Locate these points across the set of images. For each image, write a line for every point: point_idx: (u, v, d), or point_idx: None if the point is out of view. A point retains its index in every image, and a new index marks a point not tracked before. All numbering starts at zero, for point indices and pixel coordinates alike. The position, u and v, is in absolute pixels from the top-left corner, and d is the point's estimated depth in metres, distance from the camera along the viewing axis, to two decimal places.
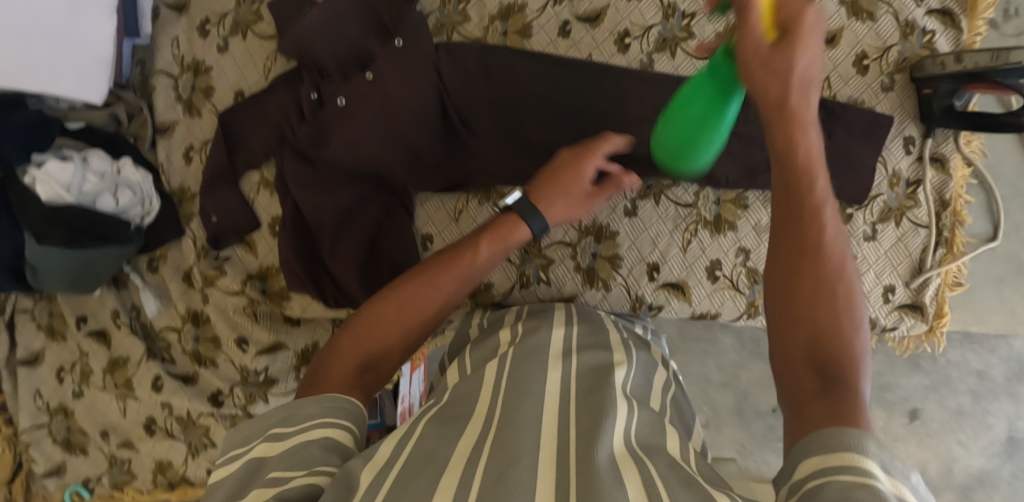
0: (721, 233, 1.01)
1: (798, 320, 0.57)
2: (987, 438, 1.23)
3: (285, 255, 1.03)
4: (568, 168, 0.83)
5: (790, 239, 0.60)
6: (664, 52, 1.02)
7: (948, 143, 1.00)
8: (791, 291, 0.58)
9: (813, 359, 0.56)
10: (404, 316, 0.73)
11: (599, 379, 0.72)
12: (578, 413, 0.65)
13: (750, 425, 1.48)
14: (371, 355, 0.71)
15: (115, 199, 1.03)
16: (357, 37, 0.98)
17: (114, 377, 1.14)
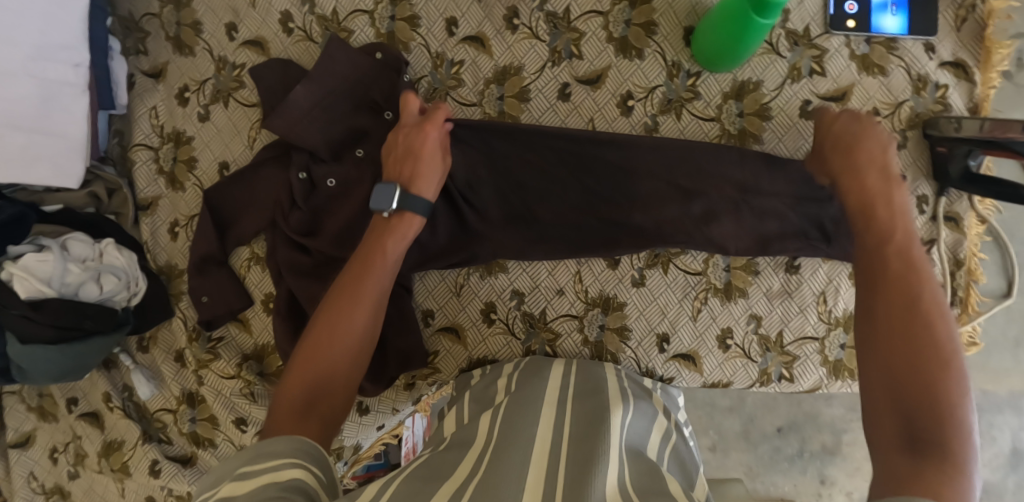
0: (731, 300, 0.98)
1: (896, 375, 0.63)
2: (992, 452, 1.21)
3: (281, 340, 0.99)
4: (409, 144, 0.89)
5: (883, 306, 0.68)
6: (669, 114, 0.97)
7: (962, 201, 0.97)
8: (885, 345, 0.65)
9: (907, 426, 0.60)
10: (332, 341, 0.78)
11: (587, 440, 0.75)
12: (561, 491, 0.66)
13: (757, 448, 1.47)
14: (307, 395, 0.75)
15: (99, 287, 0.97)
16: (347, 114, 0.96)
17: (109, 461, 1.10)
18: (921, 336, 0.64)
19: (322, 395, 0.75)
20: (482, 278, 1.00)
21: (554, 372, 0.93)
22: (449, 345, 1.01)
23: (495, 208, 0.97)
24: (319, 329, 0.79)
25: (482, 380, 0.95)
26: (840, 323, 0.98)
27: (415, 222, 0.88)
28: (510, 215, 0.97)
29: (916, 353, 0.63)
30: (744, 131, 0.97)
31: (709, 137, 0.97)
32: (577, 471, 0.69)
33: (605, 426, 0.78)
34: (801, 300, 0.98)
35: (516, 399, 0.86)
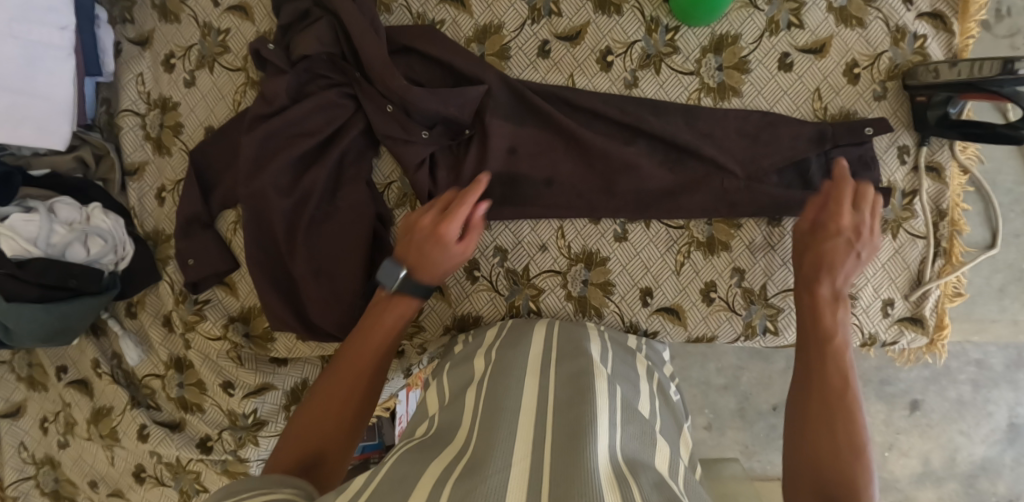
0: (714, 254, 0.98)
1: (820, 432, 0.76)
2: (988, 426, 1.29)
3: (265, 297, 0.99)
4: (432, 232, 0.87)
5: (806, 429, 0.77)
6: (648, 69, 0.98)
7: (944, 150, 0.97)
8: (812, 407, 0.78)
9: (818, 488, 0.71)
10: (348, 395, 0.80)
11: (571, 409, 0.74)
12: (553, 450, 0.66)
13: (752, 426, 1.47)
14: (336, 437, 0.77)
15: (86, 248, 0.99)
16: (334, 110, 0.98)
17: (98, 428, 1.10)
18: (835, 404, 0.77)
19: (326, 448, 0.77)
20: None
21: (538, 334, 0.93)
22: (433, 303, 1.02)
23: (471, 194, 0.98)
24: (317, 397, 0.80)
25: (469, 348, 0.95)
26: None
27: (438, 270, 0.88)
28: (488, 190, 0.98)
29: (822, 436, 0.75)
30: (724, 85, 0.98)
31: (689, 91, 0.98)
32: (565, 436, 0.68)
33: (591, 388, 0.77)
34: (784, 252, 0.97)
35: (494, 373, 0.84)
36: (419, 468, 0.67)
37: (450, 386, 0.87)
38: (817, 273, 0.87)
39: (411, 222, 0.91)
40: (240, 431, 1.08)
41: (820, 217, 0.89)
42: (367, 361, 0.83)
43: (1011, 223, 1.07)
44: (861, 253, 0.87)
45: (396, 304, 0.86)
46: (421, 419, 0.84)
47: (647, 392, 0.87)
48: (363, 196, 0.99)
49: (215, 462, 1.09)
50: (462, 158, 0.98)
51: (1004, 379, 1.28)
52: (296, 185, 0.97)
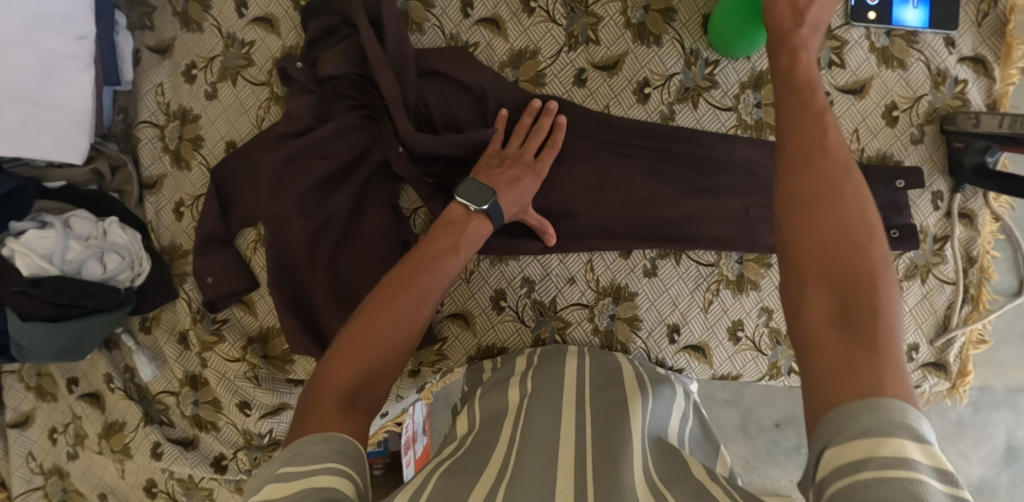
0: (743, 293, 0.97)
1: (821, 267, 0.58)
2: (987, 448, 1.30)
3: (285, 319, 0.97)
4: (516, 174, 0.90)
5: (815, 245, 0.59)
6: (685, 103, 0.96)
7: (977, 198, 0.97)
8: (800, 204, 0.61)
9: (841, 315, 0.56)
10: (396, 327, 0.71)
11: (609, 440, 0.73)
12: (594, 481, 0.65)
13: (754, 440, 1.47)
14: (368, 363, 0.68)
15: (102, 265, 0.96)
16: (355, 135, 0.96)
17: (109, 443, 1.08)
18: (839, 244, 0.58)
19: (370, 385, 0.68)
20: (493, 265, 0.99)
21: (570, 365, 0.91)
22: (457, 331, 1.00)
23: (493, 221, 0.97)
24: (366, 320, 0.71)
25: (498, 375, 0.92)
26: None
27: (486, 231, 0.85)
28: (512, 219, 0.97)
29: (839, 269, 0.58)
30: (762, 122, 0.96)
31: (726, 127, 0.96)
32: (607, 472, 0.67)
33: (629, 423, 0.76)
34: None
35: (532, 402, 0.82)
36: (462, 492, 0.65)
37: (480, 404, 0.85)
38: (808, 70, 0.70)
39: (498, 158, 0.91)
40: (256, 451, 1.07)
41: (772, 18, 0.74)
42: (420, 295, 0.74)
43: None
44: (812, 21, 0.74)
45: (461, 237, 0.82)
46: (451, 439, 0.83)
47: (681, 417, 0.85)
48: (387, 224, 0.97)
49: (228, 481, 1.08)
50: None
51: (1005, 403, 1.29)
52: (320, 209, 0.96)
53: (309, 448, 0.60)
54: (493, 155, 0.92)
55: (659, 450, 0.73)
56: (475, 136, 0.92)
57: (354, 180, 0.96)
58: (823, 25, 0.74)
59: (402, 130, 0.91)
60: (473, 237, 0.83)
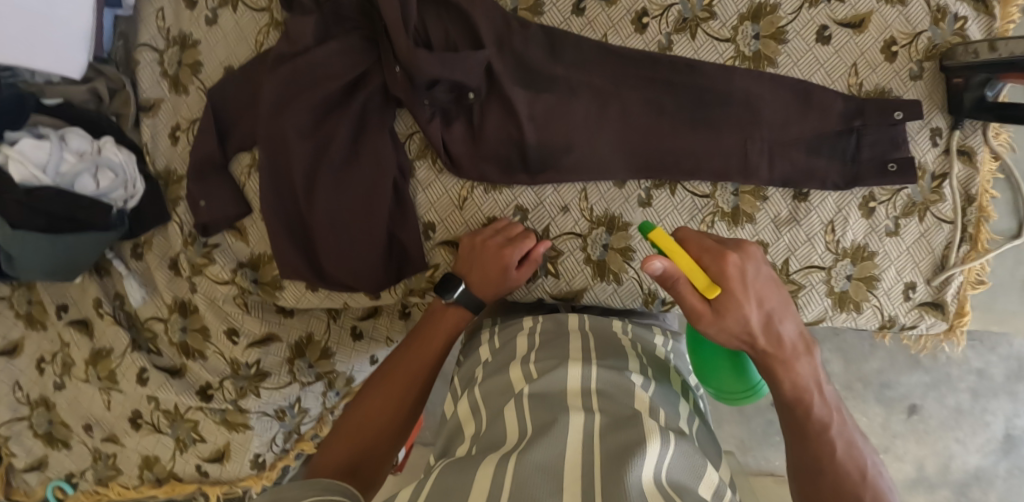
0: (738, 225, 0.96)
1: (808, 436, 0.77)
2: (984, 436, 1.33)
3: (279, 242, 0.97)
4: (490, 258, 0.92)
5: (797, 428, 0.78)
6: (683, 33, 0.95)
7: (977, 135, 0.96)
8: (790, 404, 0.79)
9: (831, 473, 0.75)
10: (387, 409, 0.85)
11: (623, 418, 0.72)
12: (604, 452, 0.65)
13: (751, 421, 1.45)
14: (369, 433, 0.82)
15: (96, 181, 0.96)
16: (354, 56, 0.93)
17: (97, 369, 1.08)
18: (814, 421, 0.77)
19: (366, 458, 0.80)
20: (486, 192, 0.98)
21: (575, 343, 0.88)
22: (449, 258, 1.00)
23: (489, 145, 0.96)
24: (351, 425, 0.83)
25: (498, 360, 0.90)
26: (847, 254, 0.97)
27: (464, 316, 0.92)
28: (507, 145, 0.96)
29: (819, 440, 0.77)
30: (759, 54, 0.95)
31: (724, 58, 0.95)
32: (614, 461, 0.63)
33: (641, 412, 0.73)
34: (809, 228, 0.96)
35: (538, 390, 0.77)
36: (467, 480, 0.64)
37: (484, 395, 0.82)
38: (729, 274, 0.77)
39: (472, 247, 0.95)
40: (242, 381, 1.07)
41: (731, 341, 0.78)
42: (409, 385, 0.87)
43: None
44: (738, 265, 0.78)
45: (441, 319, 0.92)
46: (457, 432, 0.81)
47: (685, 412, 0.82)
48: (384, 146, 0.95)
49: (215, 411, 1.08)
50: (482, 115, 0.96)
51: (1004, 391, 1.30)
52: (318, 129, 0.94)
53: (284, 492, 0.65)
54: (461, 262, 0.95)
55: (670, 435, 0.69)
56: (476, 59, 0.92)
57: (352, 101, 0.94)
58: (776, 309, 0.79)
59: (402, 49, 0.90)
60: (456, 324, 0.92)
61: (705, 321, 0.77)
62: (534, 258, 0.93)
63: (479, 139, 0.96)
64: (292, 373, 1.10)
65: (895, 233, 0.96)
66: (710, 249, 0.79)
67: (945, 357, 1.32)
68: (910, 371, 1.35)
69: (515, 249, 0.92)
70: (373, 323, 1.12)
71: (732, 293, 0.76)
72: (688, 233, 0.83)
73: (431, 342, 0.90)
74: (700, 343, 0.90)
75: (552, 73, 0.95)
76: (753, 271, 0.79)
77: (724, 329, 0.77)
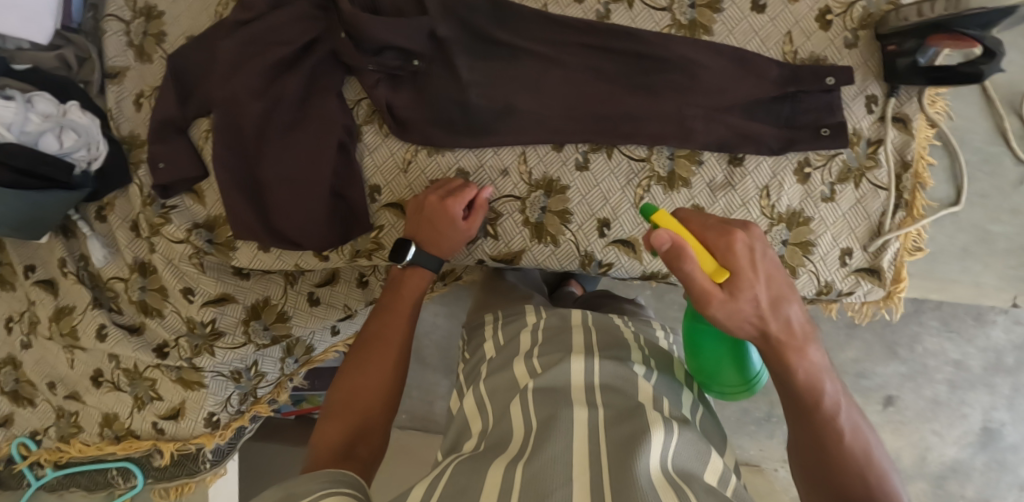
0: (674, 190, 0.98)
1: (812, 422, 0.73)
2: (962, 428, 1.33)
3: (231, 201, 1.00)
4: (435, 212, 0.93)
5: (801, 414, 0.74)
6: (621, 2, 0.97)
7: (913, 103, 0.97)
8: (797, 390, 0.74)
9: (835, 461, 0.71)
10: (371, 380, 0.80)
11: (630, 413, 0.74)
12: (609, 449, 0.68)
13: (723, 409, 1.45)
14: (358, 411, 0.78)
15: (59, 141, 1.01)
16: (307, 22, 0.97)
17: (58, 326, 1.12)
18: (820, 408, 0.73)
19: (362, 438, 0.76)
20: (430, 155, 1.01)
21: (578, 336, 0.87)
22: (392, 220, 1.02)
23: (430, 107, 0.99)
24: (342, 393, 0.79)
25: (502, 356, 0.88)
26: (782, 219, 0.98)
27: (426, 277, 0.92)
28: (448, 107, 0.99)
29: (823, 426, 0.73)
30: (695, 22, 0.97)
31: (661, 26, 0.97)
32: (621, 452, 0.68)
33: (644, 406, 0.75)
34: (744, 193, 0.98)
35: (545, 385, 0.79)
36: (479, 478, 0.68)
37: (490, 392, 0.82)
38: (735, 254, 0.71)
39: (416, 207, 0.95)
40: (197, 339, 1.10)
41: (741, 326, 0.72)
42: (389, 351, 0.83)
43: (1010, 200, 0.99)
44: (746, 244, 0.72)
45: (404, 284, 0.91)
46: (463, 430, 0.82)
47: (689, 402, 0.84)
48: (331, 108, 0.99)
49: (171, 369, 1.12)
50: (425, 80, 0.99)
51: (981, 382, 1.30)
52: (268, 89, 0.97)
53: (303, 487, 0.63)
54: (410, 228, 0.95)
55: (673, 426, 0.73)
56: (418, 25, 0.96)
57: (302, 64, 0.98)
58: (785, 292, 0.73)
59: (347, 13, 0.95)
60: (420, 284, 0.91)
61: (715, 305, 0.70)
62: (480, 205, 0.95)
63: (422, 103, 1.00)
64: (246, 334, 1.12)
65: (831, 199, 0.97)
66: (714, 230, 0.73)
67: (921, 348, 1.31)
68: (886, 361, 1.33)
69: (456, 197, 0.93)
70: (331, 290, 1.14)
71: (742, 277, 0.71)
72: (691, 214, 0.76)
73: (403, 295, 0.90)
74: (700, 333, 0.88)
75: (495, 38, 0.97)
76: (759, 250, 0.73)
77: (733, 314, 0.71)
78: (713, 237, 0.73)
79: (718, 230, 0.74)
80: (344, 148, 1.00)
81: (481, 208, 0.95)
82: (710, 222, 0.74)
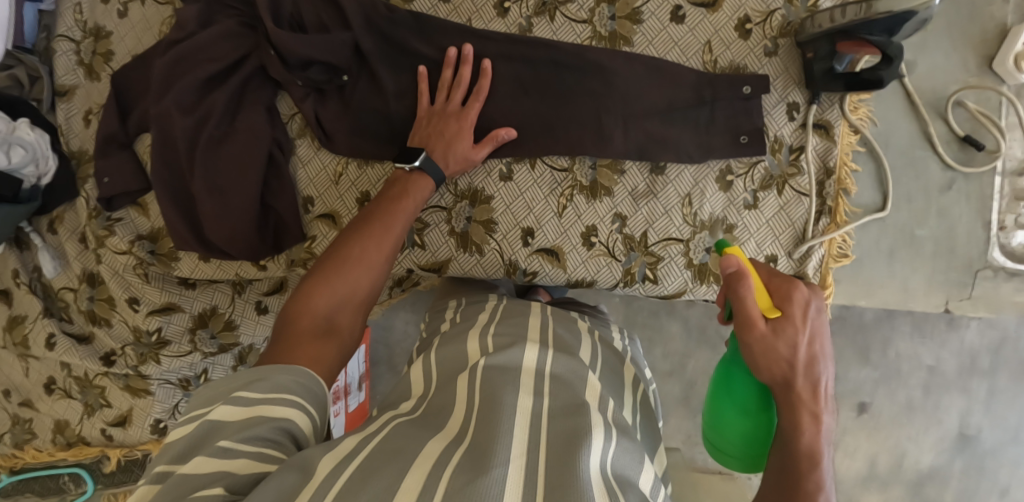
0: (597, 199, 0.99)
1: (794, 480, 0.65)
2: (938, 433, 1.26)
3: (168, 214, 1.04)
4: (450, 127, 0.95)
5: (789, 469, 0.66)
6: (542, 16, 1.00)
7: (834, 109, 0.97)
8: (795, 448, 0.66)
9: None
10: (366, 256, 0.82)
11: (572, 412, 0.69)
12: (550, 434, 0.65)
13: (696, 414, 1.37)
14: (350, 283, 0.79)
15: (7, 156, 1.05)
16: (237, 43, 1.01)
17: (12, 335, 1.16)
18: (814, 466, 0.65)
19: (342, 313, 0.77)
20: (360, 168, 1.03)
21: (532, 320, 0.87)
22: (326, 231, 1.05)
23: (357, 120, 1.02)
24: (328, 268, 0.80)
25: (455, 329, 0.88)
26: (705, 227, 0.98)
27: (428, 185, 0.93)
28: (374, 120, 1.01)
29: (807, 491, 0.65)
30: (615, 34, 0.99)
31: (581, 38, 0.99)
32: (564, 447, 0.63)
33: (588, 405, 0.71)
34: (667, 200, 0.98)
35: (496, 363, 0.75)
36: (417, 447, 0.63)
37: (439, 362, 0.80)
38: (793, 300, 0.69)
39: (429, 116, 0.97)
40: (143, 348, 1.14)
41: (771, 366, 0.68)
42: (386, 240, 0.85)
43: (938, 201, 1.01)
44: (806, 297, 0.69)
45: (411, 186, 0.92)
46: (401, 392, 0.78)
47: (631, 405, 0.81)
48: (260, 122, 1.02)
49: (118, 377, 1.16)
50: (351, 96, 1.02)
51: (957, 387, 1.24)
52: (199, 106, 1.01)
53: (274, 377, 0.66)
54: (424, 114, 0.97)
55: (613, 431, 0.68)
56: (342, 39, 0.98)
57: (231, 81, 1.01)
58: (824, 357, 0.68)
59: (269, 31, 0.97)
60: (425, 183, 0.92)
61: (757, 335, 0.67)
62: (493, 137, 0.95)
63: (350, 117, 1.02)
64: (192, 343, 1.14)
65: (753, 206, 0.98)
66: (778, 279, 0.72)
67: (894, 353, 1.26)
68: (860, 365, 1.27)
69: (472, 119, 0.95)
70: (279, 297, 1.14)
71: (793, 320, 0.68)
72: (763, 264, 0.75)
73: (408, 197, 0.90)
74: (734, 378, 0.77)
75: (418, 52, 1.00)
76: (817, 309, 0.70)
77: (772, 355, 0.67)
78: (779, 284, 0.71)
79: (784, 278, 0.71)
80: (274, 161, 1.04)
81: (494, 143, 0.96)
82: (776, 273, 0.73)
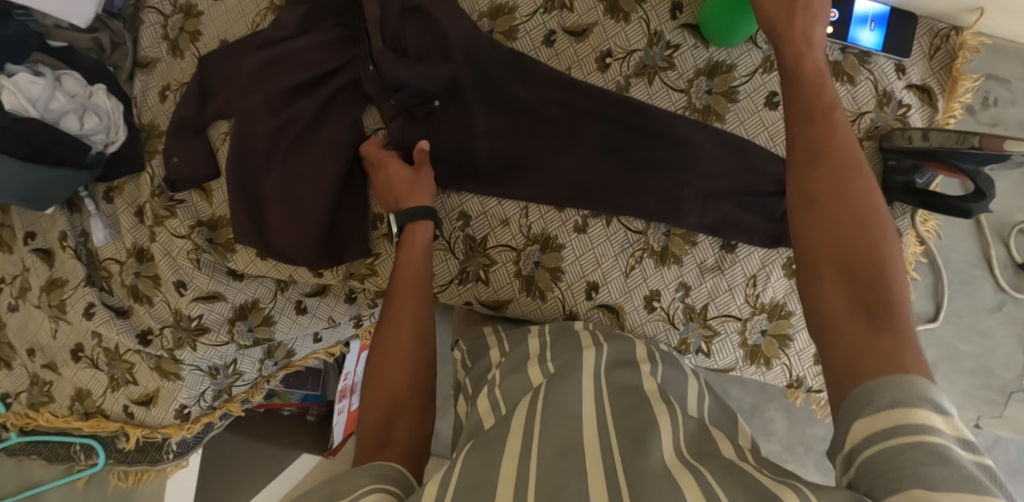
0: (665, 265, 1.01)
1: (825, 216, 0.66)
2: None
3: (236, 211, 1.04)
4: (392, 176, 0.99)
5: (812, 185, 0.68)
6: (641, 78, 1.01)
7: (905, 218, 1.00)
8: (812, 202, 0.67)
9: (862, 314, 0.61)
10: (394, 359, 0.84)
11: (633, 412, 0.71)
12: (620, 442, 0.66)
13: None
14: (390, 392, 0.81)
15: (81, 122, 1.03)
16: (332, 52, 1.00)
17: (49, 297, 1.15)
18: (844, 235, 0.65)
19: (395, 420, 0.79)
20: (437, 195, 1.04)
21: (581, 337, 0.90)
22: (392, 250, 1.05)
23: (442, 148, 1.02)
24: (370, 388, 0.83)
25: (510, 361, 0.88)
26: (765, 310, 1.01)
27: (424, 232, 0.94)
28: (457, 152, 1.02)
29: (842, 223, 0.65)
30: (709, 108, 1.00)
31: (675, 107, 1.01)
32: (631, 455, 0.63)
33: (649, 398, 0.74)
34: (732, 278, 1.01)
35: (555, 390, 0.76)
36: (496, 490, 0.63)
37: (504, 395, 0.80)
38: (797, 41, 0.76)
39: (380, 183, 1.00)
40: (182, 332, 1.12)
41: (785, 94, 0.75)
42: (406, 328, 0.86)
43: (982, 321, 1.04)
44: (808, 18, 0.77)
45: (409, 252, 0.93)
46: (478, 426, 0.78)
47: (694, 390, 0.85)
48: (343, 134, 1.02)
49: (150, 357, 1.14)
50: (439, 127, 1.02)
51: None
52: (285, 108, 1.00)
53: (348, 481, 0.67)
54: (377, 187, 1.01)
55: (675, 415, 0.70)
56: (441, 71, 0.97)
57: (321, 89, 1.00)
58: (818, 31, 0.77)
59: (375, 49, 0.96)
60: (421, 243, 0.94)
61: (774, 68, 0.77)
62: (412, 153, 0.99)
63: (437, 145, 1.02)
64: (230, 333, 1.13)
65: None
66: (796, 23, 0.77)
67: None
68: None
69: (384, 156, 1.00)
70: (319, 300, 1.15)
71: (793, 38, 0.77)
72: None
73: (409, 265, 0.91)
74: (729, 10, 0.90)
75: (513, 93, 1.00)
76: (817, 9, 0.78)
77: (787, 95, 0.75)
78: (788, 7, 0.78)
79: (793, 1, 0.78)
80: (349, 175, 1.04)
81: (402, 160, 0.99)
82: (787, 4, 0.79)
